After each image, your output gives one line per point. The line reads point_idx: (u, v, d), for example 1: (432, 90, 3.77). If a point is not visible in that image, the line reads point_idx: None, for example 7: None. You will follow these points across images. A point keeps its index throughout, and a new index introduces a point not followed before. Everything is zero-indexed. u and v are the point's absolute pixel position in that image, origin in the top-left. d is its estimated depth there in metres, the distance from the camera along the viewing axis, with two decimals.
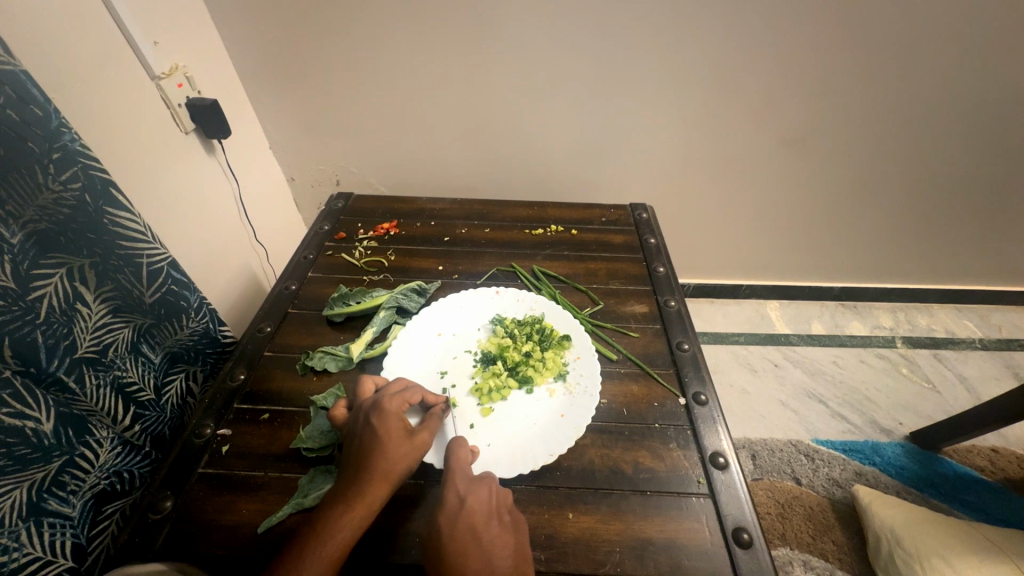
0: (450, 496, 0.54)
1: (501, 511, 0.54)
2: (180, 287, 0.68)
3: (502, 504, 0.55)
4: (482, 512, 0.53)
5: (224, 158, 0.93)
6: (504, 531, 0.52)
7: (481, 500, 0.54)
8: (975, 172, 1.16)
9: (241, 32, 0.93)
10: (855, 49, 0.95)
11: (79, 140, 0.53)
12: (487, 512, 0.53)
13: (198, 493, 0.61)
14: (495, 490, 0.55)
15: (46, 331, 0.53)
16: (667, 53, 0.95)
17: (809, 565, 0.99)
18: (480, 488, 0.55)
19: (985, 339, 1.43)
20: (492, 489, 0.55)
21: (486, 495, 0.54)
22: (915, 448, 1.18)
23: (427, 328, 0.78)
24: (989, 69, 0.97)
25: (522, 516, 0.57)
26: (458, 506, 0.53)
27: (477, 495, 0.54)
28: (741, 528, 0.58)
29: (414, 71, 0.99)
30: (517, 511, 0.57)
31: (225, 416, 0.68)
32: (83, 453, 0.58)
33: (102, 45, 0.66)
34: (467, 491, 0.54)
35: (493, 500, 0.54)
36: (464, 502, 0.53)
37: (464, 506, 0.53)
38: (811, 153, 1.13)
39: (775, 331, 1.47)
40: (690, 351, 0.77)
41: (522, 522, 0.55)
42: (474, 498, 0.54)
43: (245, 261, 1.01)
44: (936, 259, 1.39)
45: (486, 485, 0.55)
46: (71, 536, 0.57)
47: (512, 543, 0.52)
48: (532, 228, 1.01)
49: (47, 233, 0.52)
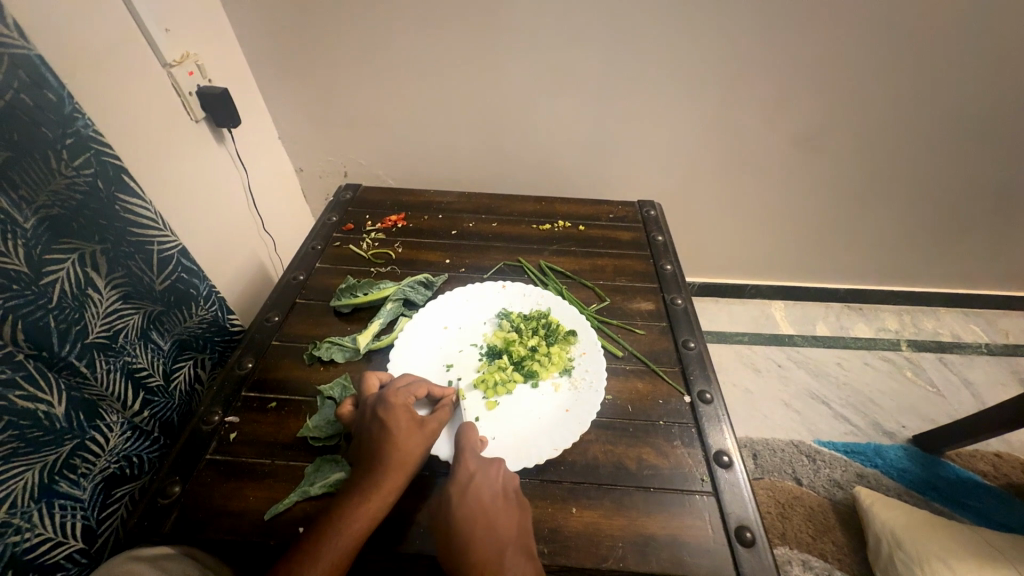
0: (461, 471, 0.57)
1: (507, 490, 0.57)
2: (190, 274, 0.68)
3: (509, 484, 0.57)
4: (489, 492, 0.55)
5: (233, 147, 0.93)
6: (509, 509, 0.55)
7: (488, 480, 0.56)
8: (989, 173, 1.15)
9: (252, 20, 0.93)
10: (869, 48, 0.94)
11: (93, 126, 0.54)
12: (494, 491, 0.56)
13: (205, 479, 0.61)
14: (503, 472, 0.58)
15: (58, 316, 0.53)
16: (679, 47, 0.95)
17: (808, 565, 1.00)
18: (487, 469, 0.58)
19: (991, 343, 1.43)
20: (502, 472, 0.58)
21: (493, 474, 0.57)
22: (918, 451, 1.18)
23: (434, 321, 0.78)
24: (1004, 72, 0.97)
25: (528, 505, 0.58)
26: (467, 481, 0.56)
27: (485, 473, 0.57)
28: (744, 527, 0.58)
29: (423, 64, 0.99)
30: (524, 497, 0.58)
31: (232, 404, 0.69)
32: (94, 437, 0.59)
33: (113, 31, 0.66)
34: (475, 469, 0.57)
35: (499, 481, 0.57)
36: (472, 479, 0.56)
37: (472, 482, 0.56)
38: (821, 153, 1.12)
39: (779, 331, 1.47)
40: (696, 349, 0.77)
41: (528, 508, 0.57)
42: (482, 477, 0.57)
43: (252, 250, 1.01)
44: (946, 262, 1.38)
45: (496, 469, 0.58)
46: (82, 518, 0.58)
47: (516, 526, 0.54)
48: (540, 223, 1.01)
49: (60, 218, 0.52)
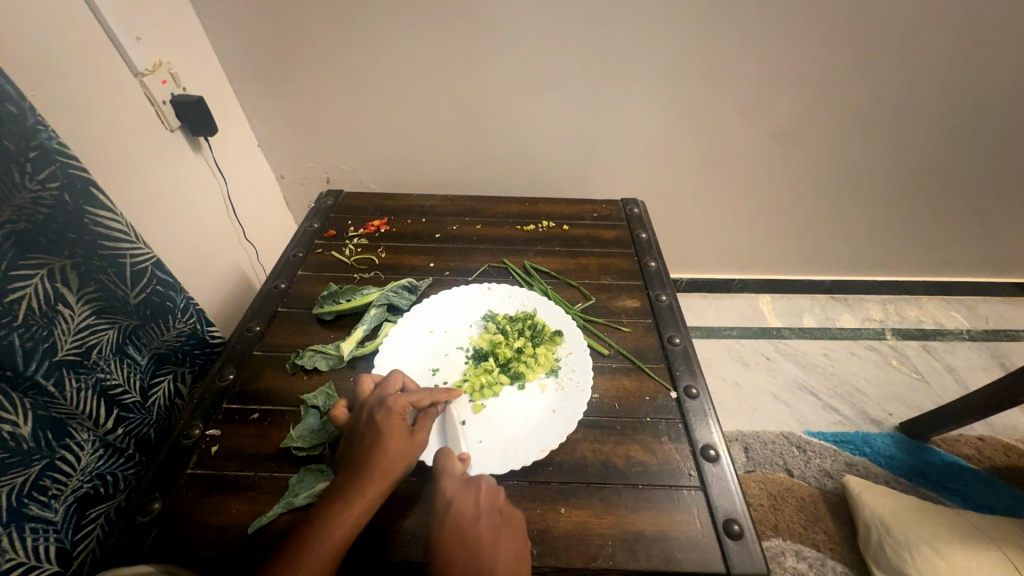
0: (440, 499, 0.55)
1: (491, 508, 0.54)
2: (166, 287, 0.67)
3: (493, 502, 0.55)
4: (470, 513, 0.53)
5: (210, 156, 0.92)
6: (495, 528, 0.52)
7: (469, 500, 0.54)
8: (965, 161, 1.17)
9: (227, 27, 0.92)
10: (843, 41, 0.96)
11: (57, 137, 0.52)
12: (477, 510, 0.54)
13: (187, 494, 0.60)
14: (484, 488, 0.56)
15: (24, 334, 0.51)
16: (656, 44, 0.95)
17: (801, 555, 1.01)
18: (467, 490, 0.55)
19: (973, 329, 1.45)
20: (481, 489, 0.56)
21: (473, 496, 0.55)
22: (906, 438, 1.20)
23: (419, 325, 0.78)
24: (975, 61, 0.98)
25: (520, 516, 0.56)
26: (446, 508, 0.54)
27: (465, 496, 0.55)
28: (732, 520, 0.58)
29: (402, 68, 0.98)
30: (514, 511, 0.56)
31: (213, 416, 0.68)
32: (64, 456, 0.57)
33: (81, 41, 0.64)
34: (454, 492, 0.55)
35: (481, 501, 0.54)
36: (451, 505, 0.54)
37: (451, 509, 0.54)
38: (801, 146, 1.13)
39: (767, 324, 1.48)
40: (681, 345, 0.77)
41: (518, 521, 0.55)
42: (461, 501, 0.54)
43: (234, 260, 1.00)
44: (927, 250, 1.40)
45: (475, 486, 0.56)
46: (55, 540, 0.57)
47: (504, 547, 0.51)
48: (524, 224, 1.00)
49: (25, 233, 0.51)
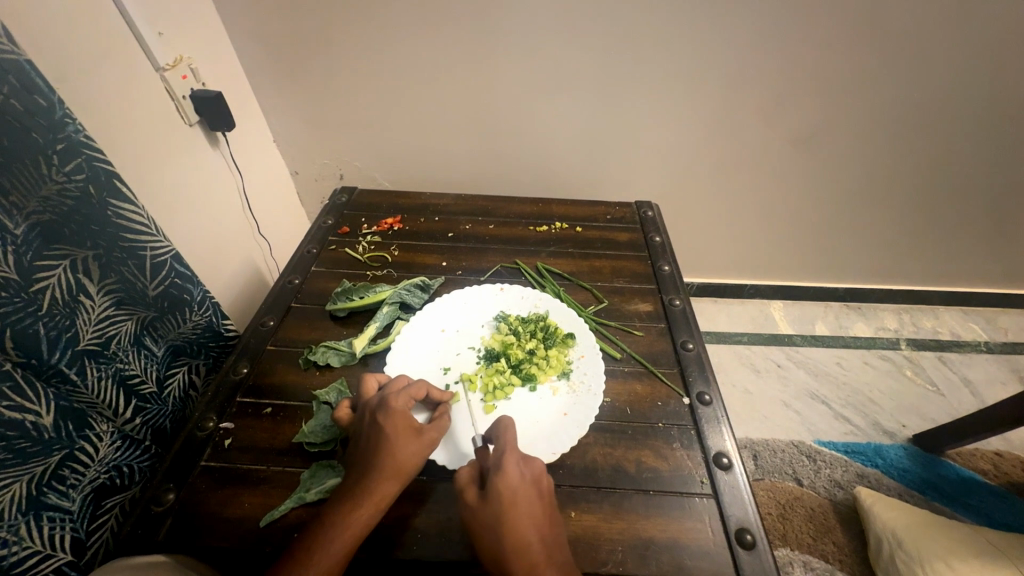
0: (512, 469, 0.54)
1: (548, 490, 0.55)
2: (184, 280, 0.67)
3: (548, 484, 0.56)
4: (539, 488, 0.54)
5: (227, 151, 0.93)
6: (552, 509, 0.54)
7: (536, 476, 0.55)
8: (987, 170, 1.15)
9: (246, 24, 0.93)
10: (865, 47, 0.94)
11: (83, 130, 0.53)
12: (542, 489, 0.54)
13: (200, 486, 0.61)
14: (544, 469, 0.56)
15: (48, 323, 0.52)
16: (674, 47, 0.94)
17: (810, 567, 1.00)
18: (534, 466, 0.55)
19: (990, 342, 1.42)
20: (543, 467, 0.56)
21: (538, 473, 0.55)
22: (919, 451, 1.18)
23: (431, 324, 0.78)
24: (1001, 70, 0.96)
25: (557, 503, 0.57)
26: (519, 479, 0.53)
27: (532, 471, 0.55)
28: (744, 529, 0.58)
29: (418, 66, 0.98)
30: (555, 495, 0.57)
31: (228, 410, 0.68)
32: (82, 447, 0.58)
33: (105, 34, 0.65)
34: (523, 466, 0.55)
35: (543, 480, 0.55)
36: (523, 476, 0.54)
37: (524, 481, 0.53)
38: (819, 152, 1.12)
39: (778, 331, 1.47)
40: (695, 350, 0.76)
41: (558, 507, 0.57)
42: (531, 475, 0.54)
43: (248, 254, 1.00)
44: (945, 259, 1.38)
45: (538, 463, 0.56)
46: (71, 530, 0.57)
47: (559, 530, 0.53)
48: (537, 225, 1.00)
49: (51, 224, 0.52)
